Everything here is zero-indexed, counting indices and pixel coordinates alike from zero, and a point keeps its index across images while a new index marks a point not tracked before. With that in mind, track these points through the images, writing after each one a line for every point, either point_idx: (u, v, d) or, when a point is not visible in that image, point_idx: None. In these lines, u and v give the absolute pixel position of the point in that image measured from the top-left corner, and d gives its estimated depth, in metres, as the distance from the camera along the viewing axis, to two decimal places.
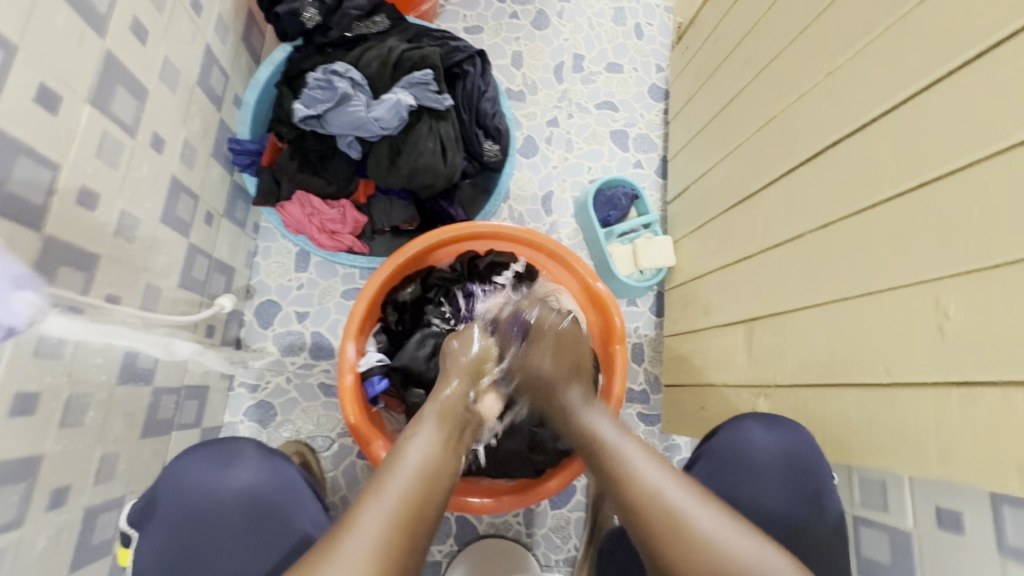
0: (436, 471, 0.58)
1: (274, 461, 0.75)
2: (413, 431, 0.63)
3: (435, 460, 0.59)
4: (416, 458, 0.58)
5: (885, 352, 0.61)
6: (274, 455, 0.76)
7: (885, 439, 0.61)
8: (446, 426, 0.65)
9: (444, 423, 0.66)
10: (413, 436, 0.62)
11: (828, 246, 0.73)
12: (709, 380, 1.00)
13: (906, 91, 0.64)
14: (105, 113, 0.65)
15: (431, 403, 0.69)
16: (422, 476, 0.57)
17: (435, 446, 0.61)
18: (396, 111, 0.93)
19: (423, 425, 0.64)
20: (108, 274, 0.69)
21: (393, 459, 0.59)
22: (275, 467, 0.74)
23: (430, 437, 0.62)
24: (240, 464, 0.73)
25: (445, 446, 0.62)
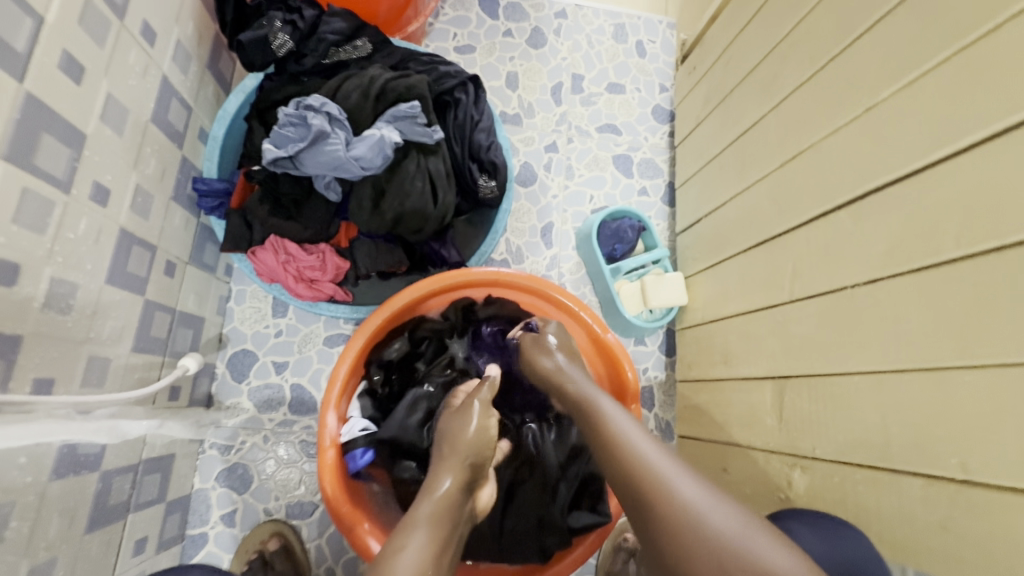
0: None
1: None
2: (405, 539, 0.55)
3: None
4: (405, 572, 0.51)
5: (959, 444, 0.54)
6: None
7: (958, 547, 0.54)
8: (441, 530, 0.58)
9: (439, 526, 0.58)
10: (405, 546, 0.54)
11: (880, 307, 0.64)
12: (733, 439, 0.91)
13: (971, 136, 0.55)
14: (27, 168, 0.56)
15: (425, 500, 0.61)
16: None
17: (431, 558, 0.54)
18: (379, 149, 0.83)
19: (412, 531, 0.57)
20: (33, 355, 0.60)
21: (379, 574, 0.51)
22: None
23: (423, 547, 0.55)
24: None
25: (438, 561, 0.55)
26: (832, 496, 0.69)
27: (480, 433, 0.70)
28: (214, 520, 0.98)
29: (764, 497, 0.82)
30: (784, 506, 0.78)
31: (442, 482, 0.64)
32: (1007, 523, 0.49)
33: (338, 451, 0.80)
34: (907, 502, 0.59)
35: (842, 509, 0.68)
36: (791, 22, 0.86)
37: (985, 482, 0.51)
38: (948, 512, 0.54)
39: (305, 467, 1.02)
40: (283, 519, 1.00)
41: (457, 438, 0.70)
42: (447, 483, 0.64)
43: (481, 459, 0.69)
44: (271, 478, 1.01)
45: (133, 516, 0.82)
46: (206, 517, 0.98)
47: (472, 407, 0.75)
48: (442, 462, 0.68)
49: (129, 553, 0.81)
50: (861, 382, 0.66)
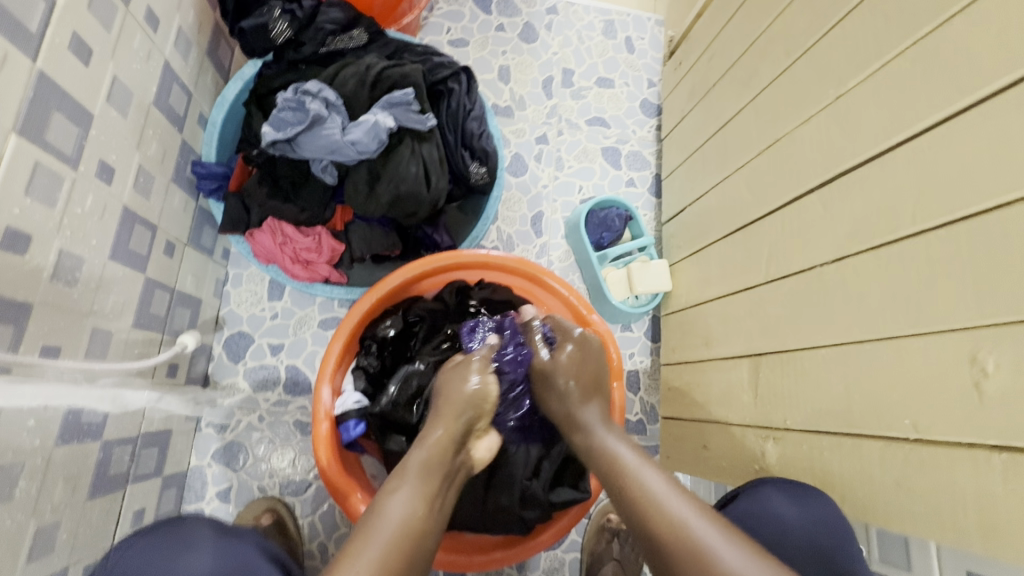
0: (418, 533, 0.58)
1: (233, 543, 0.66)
2: (395, 484, 0.62)
3: (419, 519, 0.59)
4: (398, 514, 0.58)
5: (912, 406, 0.58)
6: (233, 539, 0.67)
7: (914, 505, 0.58)
8: (432, 482, 0.64)
9: (429, 478, 0.64)
10: (396, 489, 0.62)
11: (845, 283, 0.68)
12: (712, 417, 0.95)
13: (927, 121, 0.60)
14: (39, 143, 0.58)
15: (418, 448, 0.67)
16: (402, 537, 0.56)
17: (420, 506, 0.60)
18: (374, 134, 0.86)
19: (405, 478, 0.63)
20: (42, 323, 0.62)
21: (373, 517, 0.58)
22: (232, 550, 0.65)
23: (412, 496, 0.61)
24: (197, 546, 0.64)
25: (429, 502, 0.61)
26: (801, 464, 0.74)
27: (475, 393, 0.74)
28: (210, 497, 1.01)
29: (740, 470, 0.86)
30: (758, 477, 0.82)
31: (435, 430, 0.70)
32: (954, 478, 0.53)
33: (333, 424, 0.84)
34: (868, 465, 0.63)
35: (810, 476, 0.72)
36: (769, 18, 0.90)
37: (935, 440, 0.55)
38: (903, 471, 0.59)
39: (299, 446, 1.05)
40: (277, 496, 1.02)
41: (451, 391, 0.75)
42: (440, 429, 0.70)
43: (475, 412, 0.73)
44: (266, 457, 1.04)
45: (132, 487, 0.84)
46: (202, 493, 1.01)
47: (473, 364, 0.79)
48: (435, 417, 0.73)
49: (128, 523, 0.84)
50: (827, 356, 0.70)
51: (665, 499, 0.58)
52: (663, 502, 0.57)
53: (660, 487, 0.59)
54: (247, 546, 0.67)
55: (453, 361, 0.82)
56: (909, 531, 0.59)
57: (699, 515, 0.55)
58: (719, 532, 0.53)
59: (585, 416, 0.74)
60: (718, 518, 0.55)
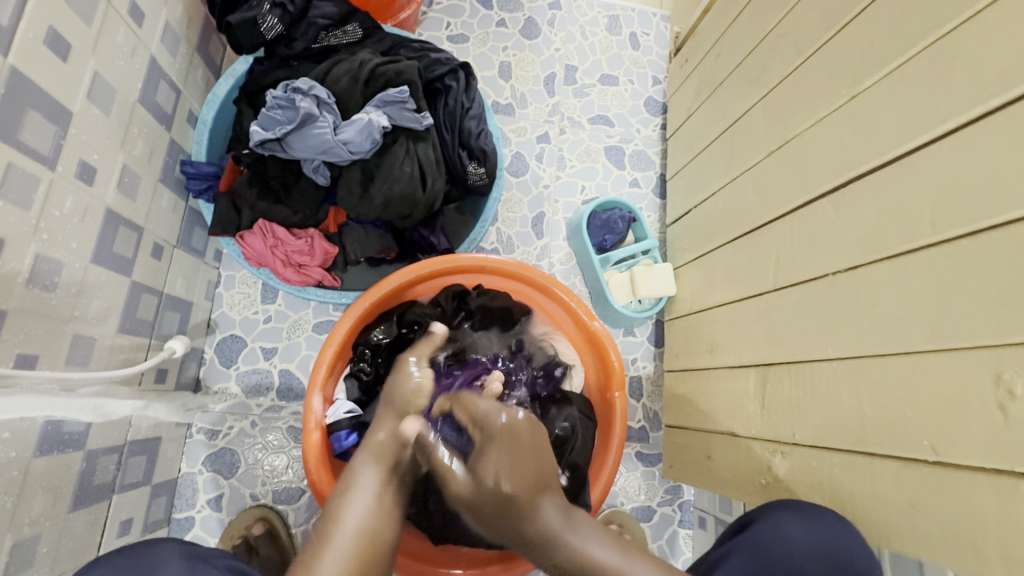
0: (376, 537, 0.56)
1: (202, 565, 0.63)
2: (355, 483, 0.60)
3: (376, 521, 0.57)
4: (356, 527, 0.56)
5: (931, 425, 0.55)
6: (201, 563, 0.64)
7: (932, 530, 0.54)
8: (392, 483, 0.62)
9: (390, 478, 0.62)
10: (356, 493, 0.59)
11: (860, 292, 0.65)
12: (716, 427, 0.92)
13: (950, 122, 0.56)
14: (13, 143, 0.56)
15: (387, 461, 0.64)
16: (361, 545, 0.55)
17: (378, 508, 0.59)
18: (367, 133, 0.83)
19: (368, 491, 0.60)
20: (17, 331, 0.60)
21: (329, 524, 0.56)
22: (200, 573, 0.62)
23: (374, 513, 0.58)
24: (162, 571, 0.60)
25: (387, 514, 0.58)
26: (811, 481, 0.70)
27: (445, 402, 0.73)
28: (201, 504, 0.99)
29: (745, 483, 0.83)
30: (765, 492, 0.79)
31: (406, 425, 0.67)
32: (976, 504, 0.50)
33: (324, 433, 0.81)
34: (883, 486, 0.60)
35: (821, 494, 0.69)
36: (780, 13, 0.86)
37: (956, 462, 0.52)
38: (919, 493, 0.56)
39: (293, 453, 1.03)
40: (270, 504, 1.00)
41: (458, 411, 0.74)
42: (409, 425, 0.67)
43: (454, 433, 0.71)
44: (259, 464, 1.01)
45: (118, 497, 0.82)
46: (193, 501, 0.99)
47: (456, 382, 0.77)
48: (405, 414, 0.70)
49: (114, 533, 0.82)
50: (840, 369, 0.66)
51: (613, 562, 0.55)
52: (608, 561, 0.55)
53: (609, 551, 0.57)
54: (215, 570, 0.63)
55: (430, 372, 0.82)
56: (926, 557, 0.55)
57: (639, 570, 0.54)
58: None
59: (560, 441, 0.69)
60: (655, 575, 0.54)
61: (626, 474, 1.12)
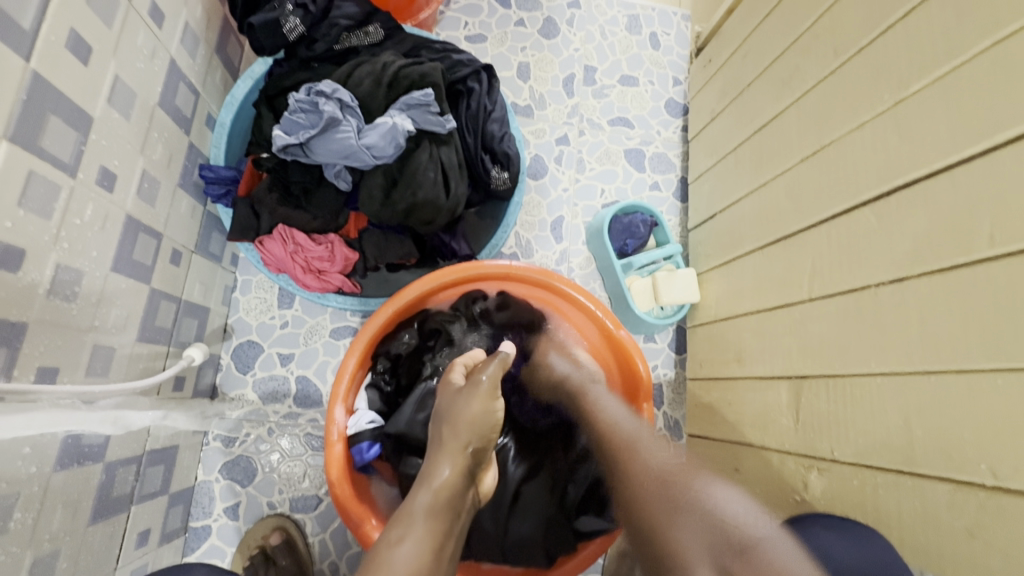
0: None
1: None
2: (399, 534, 0.58)
3: (421, 571, 0.55)
4: (402, 567, 0.54)
5: (989, 448, 0.52)
6: None
7: (992, 559, 0.52)
8: (436, 525, 0.60)
9: (434, 523, 0.60)
10: (400, 540, 0.57)
11: (907, 305, 0.62)
12: (745, 438, 0.90)
13: (1011, 130, 0.53)
14: (35, 151, 0.54)
15: (423, 491, 0.63)
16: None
17: (426, 548, 0.57)
18: (391, 137, 0.81)
19: (410, 526, 0.59)
20: (37, 343, 0.58)
21: (374, 567, 0.54)
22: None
23: (418, 545, 0.57)
24: None
25: (434, 549, 0.58)
26: (851, 499, 0.68)
27: (485, 415, 0.69)
28: (217, 513, 0.97)
29: (777, 498, 0.81)
30: (799, 508, 0.77)
31: (441, 470, 0.65)
32: None
33: (346, 445, 0.80)
34: (933, 508, 0.58)
35: (861, 513, 0.67)
36: (815, 14, 0.84)
37: (1019, 488, 0.50)
38: (976, 518, 0.53)
39: (310, 461, 1.01)
40: (287, 513, 0.98)
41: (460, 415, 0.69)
42: (447, 471, 0.65)
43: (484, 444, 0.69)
44: (276, 471, 1.00)
45: (137, 507, 0.80)
46: (210, 509, 0.97)
47: (480, 386, 0.72)
48: (442, 448, 0.68)
49: (132, 545, 0.80)
50: (884, 384, 0.64)
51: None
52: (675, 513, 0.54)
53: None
54: None
55: (454, 381, 0.76)
56: None
57: None
58: None
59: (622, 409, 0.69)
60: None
61: None
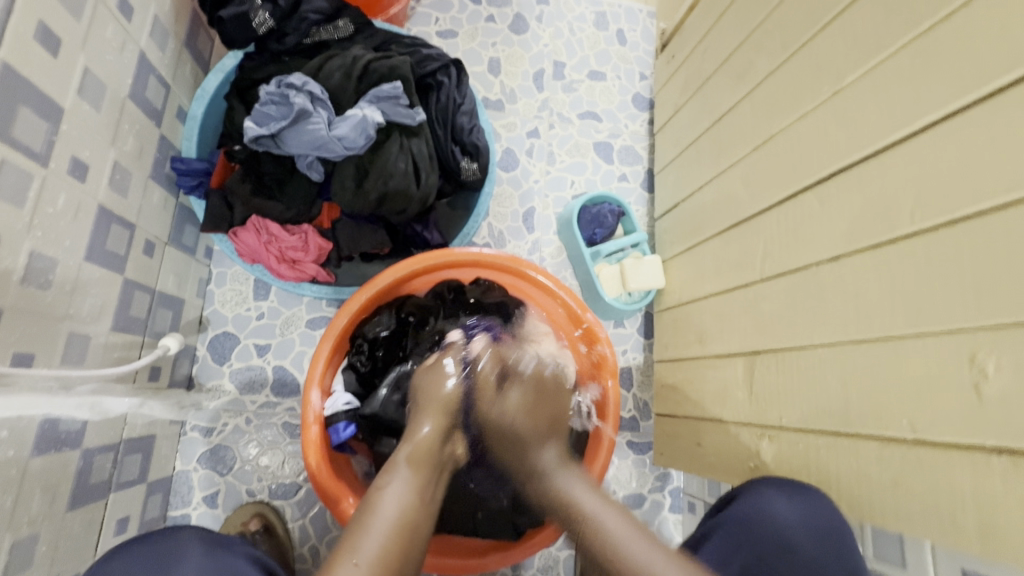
0: (411, 524, 0.60)
1: (222, 555, 0.64)
2: (386, 481, 0.63)
3: (411, 512, 0.61)
4: (391, 510, 0.60)
5: (910, 406, 0.58)
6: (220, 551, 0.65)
7: (910, 504, 0.58)
8: (422, 471, 0.66)
9: (418, 470, 0.65)
10: (387, 485, 0.63)
11: (843, 281, 0.68)
12: (707, 414, 0.95)
13: (928, 118, 0.59)
14: (6, 140, 0.55)
15: (405, 445, 0.68)
16: (399, 531, 0.58)
17: (412, 486, 0.63)
18: (362, 129, 0.84)
19: (395, 472, 0.64)
20: (13, 330, 0.59)
21: (366, 514, 0.59)
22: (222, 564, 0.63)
23: (404, 488, 0.62)
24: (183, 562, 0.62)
25: (420, 495, 0.63)
26: (798, 462, 0.74)
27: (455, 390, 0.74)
28: (196, 501, 0.99)
29: (735, 468, 0.87)
30: (753, 475, 0.82)
31: (422, 427, 0.71)
32: (953, 479, 0.53)
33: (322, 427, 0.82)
34: (865, 465, 0.63)
35: (807, 475, 0.72)
36: (766, 11, 0.89)
37: (934, 440, 0.55)
38: (899, 470, 0.59)
39: (288, 449, 1.03)
40: (266, 500, 1.00)
41: (433, 388, 0.75)
42: (427, 428, 0.70)
43: (459, 408, 0.74)
44: (254, 459, 1.01)
45: (115, 495, 0.82)
46: (189, 498, 0.98)
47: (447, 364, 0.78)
48: (421, 411, 0.73)
49: (111, 532, 0.81)
50: (824, 354, 0.70)
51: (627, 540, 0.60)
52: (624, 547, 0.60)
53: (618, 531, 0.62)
54: (237, 558, 0.65)
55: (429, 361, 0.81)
56: (908, 531, 0.59)
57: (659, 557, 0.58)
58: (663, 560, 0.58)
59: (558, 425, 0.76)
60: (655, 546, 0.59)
61: (618, 462, 1.15)
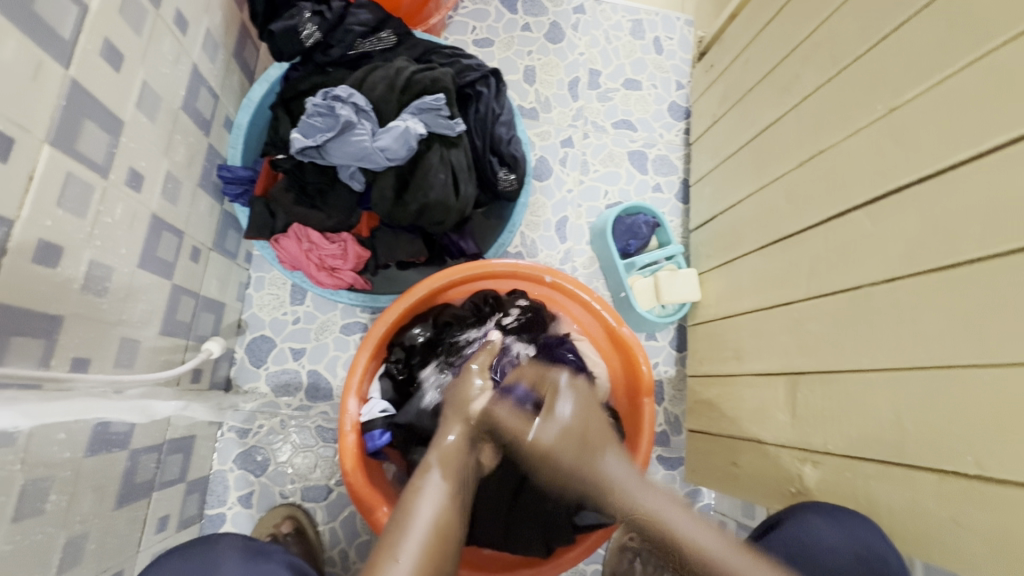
0: (445, 529, 0.58)
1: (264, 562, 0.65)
2: (419, 484, 0.62)
3: (445, 516, 0.59)
4: (427, 514, 0.58)
5: (972, 440, 0.56)
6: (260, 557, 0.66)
7: (971, 543, 0.55)
8: (452, 476, 0.64)
9: (449, 476, 0.64)
10: (421, 489, 0.61)
11: (896, 305, 0.66)
12: (742, 433, 0.93)
13: (995, 140, 0.56)
14: (71, 153, 0.57)
15: (434, 450, 0.67)
16: (433, 535, 0.57)
17: (445, 498, 0.61)
18: (404, 140, 0.84)
19: (427, 475, 0.63)
20: (72, 335, 0.62)
21: (403, 516, 0.58)
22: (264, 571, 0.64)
23: (438, 493, 0.61)
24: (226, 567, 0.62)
25: (453, 499, 0.62)
26: (844, 489, 0.71)
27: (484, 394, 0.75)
28: (232, 501, 1.01)
29: (772, 490, 0.85)
30: (793, 499, 0.80)
31: (449, 433, 0.69)
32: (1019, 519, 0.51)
33: (359, 434, 0.83)
34: (920, 498, 0.61)
35: (854, 503, 0.70)
36: (814, 23, 0.86)
37: (998, 477, 0.53)
38: (960, 506, 0.56)
39: (320, 452, 1.04)
40: (298, 502, 1.02)
41: (462, 392, 0.74)
42: (453, 436, 0.69)
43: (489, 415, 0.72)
44: (288, 462, 1.03)
45: (157, 494, 0.84)
46: (224, 498, 1.00)
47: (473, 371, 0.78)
48: (450, 416, 0.72)
49: (153, 529, 0.84)
50: (875, 381, 0.67)
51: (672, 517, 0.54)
52: (656, 511, 0.54)
53: (645, 493, 0.57)
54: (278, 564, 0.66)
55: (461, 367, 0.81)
56: (966, 570, 0.56)
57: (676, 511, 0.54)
58: (674, 508, 0.54)
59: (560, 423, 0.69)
60: (682, 502, 0.55)
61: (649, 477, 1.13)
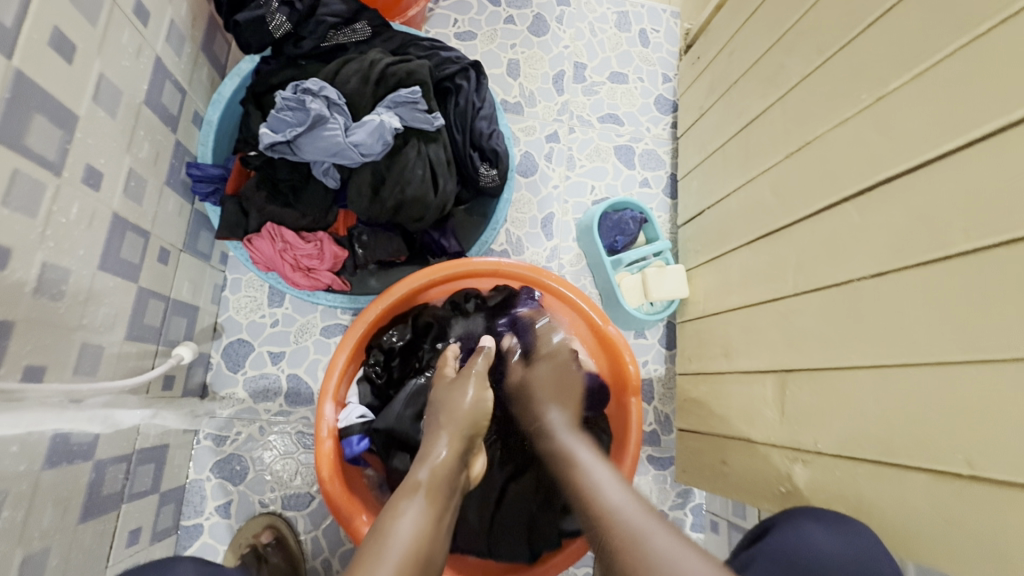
0: (425, 557, 0.57)
1: None
2: (402, 505, 0.61)
3: (426, 542, 0.58)
4: (407, 538, 0.57)
5: (964, 439, 0.54)
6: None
7: (964, 544, 0.53)
8: (437, 501, 0.63)
9: (434, 499, 0.63)
10: (402, 512, 0.60)
11: (886, 299, 0.64)
12: (732, 432, 0.91)
13: (984, 127, 0.54)
14: (18, 149, 0.54)
15: (422, 467, 0.66)
16: (411, 561, 0.56)
17: (427, 520, 0.60)
18: (379, 134, 0.81)
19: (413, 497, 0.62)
20: (25, 341, 0.58)
21: (381, 538, 0.58)
22: None
23: (421, 515, 0.60)
24: None
25: (436, 524, 0.61)
26: (835, 489, 0.69)
27: (477, 405, 0.74)
28: (209, 511, 0.97)
29: (762, 489, 0.82)
30: (784, 499, 0.78)
31: (439, 450, 0.68)
32: (1014, 520, 0.49)
33: (336, 440, 0.80)
34: (912, 498, 0.59)
35: (845, 503, 0.68)
36: (799, 11, 0.84)
37: (991, 477, 0.51)
38: (951, 507, 0.55)
39: (301, 459, 1.01)
40: (278, 511, 0.99)
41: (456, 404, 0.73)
42: (443, 451, 0.68)
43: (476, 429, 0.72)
44: (268, 469, 1.00)
45: (127, 506, 0.81)
46: (201, 507, 0.97)
47: (472, 377, 0.77)
48: (438, 432, 0.71)
49: (123, 543, 0.80)
50: (865, 378, 0.65)
51: (650, 535, 0.58)
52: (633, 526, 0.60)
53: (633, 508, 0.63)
54: None
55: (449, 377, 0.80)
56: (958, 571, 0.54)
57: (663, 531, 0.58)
58: (658, 530, 0.58)
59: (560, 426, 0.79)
60: (666, 522, 0.60)
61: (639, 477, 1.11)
